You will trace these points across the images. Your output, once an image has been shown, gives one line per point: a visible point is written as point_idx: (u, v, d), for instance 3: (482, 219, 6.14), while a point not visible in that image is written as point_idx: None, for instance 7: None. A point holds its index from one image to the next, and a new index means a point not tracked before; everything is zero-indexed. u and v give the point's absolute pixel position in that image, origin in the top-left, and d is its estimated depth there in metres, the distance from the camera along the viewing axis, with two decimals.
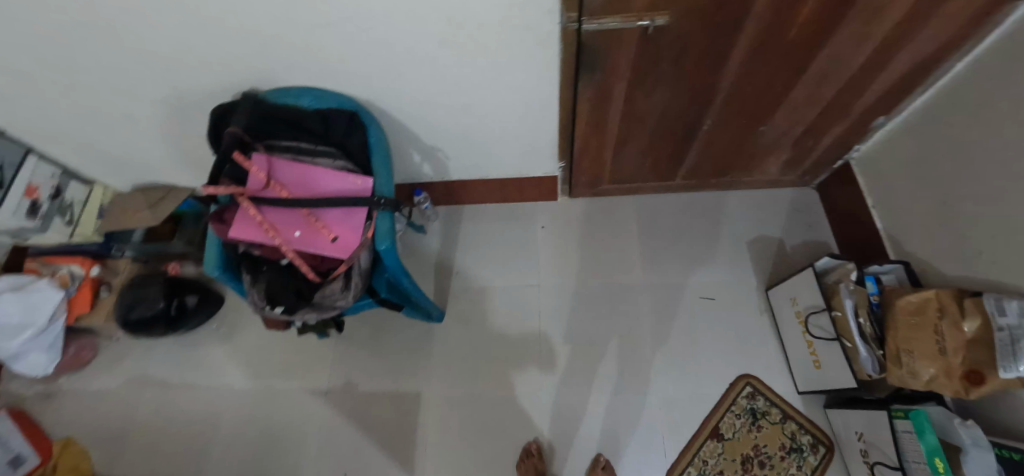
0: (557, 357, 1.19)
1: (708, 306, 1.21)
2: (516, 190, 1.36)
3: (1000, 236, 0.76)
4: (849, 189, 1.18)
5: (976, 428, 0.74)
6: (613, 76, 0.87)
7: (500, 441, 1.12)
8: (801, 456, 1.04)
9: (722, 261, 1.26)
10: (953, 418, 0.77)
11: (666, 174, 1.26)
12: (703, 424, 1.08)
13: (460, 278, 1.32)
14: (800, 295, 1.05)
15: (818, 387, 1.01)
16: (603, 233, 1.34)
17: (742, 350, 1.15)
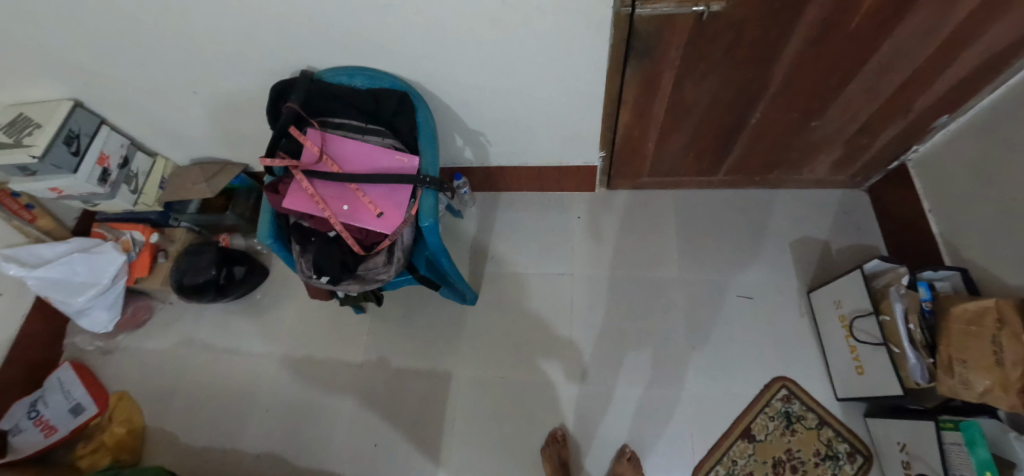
0: (588, 346, 1.19)
1: (745, 305, 1.19)
2: (554, 179, 1.37)
3: None
4: (904, 192, 1.13)
5: None
6: (662, 64, 0.86)
7: (528, 424, 1.13)
8: (837, 464, 1.01)
9: (762, 260, 1.23)
10: (1008, 432, 0.72)
11: (708, 169, 1.24)
12: (734, 424, 1.06)
13: (493, 263, 1.34)
14: (845, 298, 1.01)
15: (859, 394, 0.97)
16: (639, 226, 1.33)
17: (779, 352, 1.12)
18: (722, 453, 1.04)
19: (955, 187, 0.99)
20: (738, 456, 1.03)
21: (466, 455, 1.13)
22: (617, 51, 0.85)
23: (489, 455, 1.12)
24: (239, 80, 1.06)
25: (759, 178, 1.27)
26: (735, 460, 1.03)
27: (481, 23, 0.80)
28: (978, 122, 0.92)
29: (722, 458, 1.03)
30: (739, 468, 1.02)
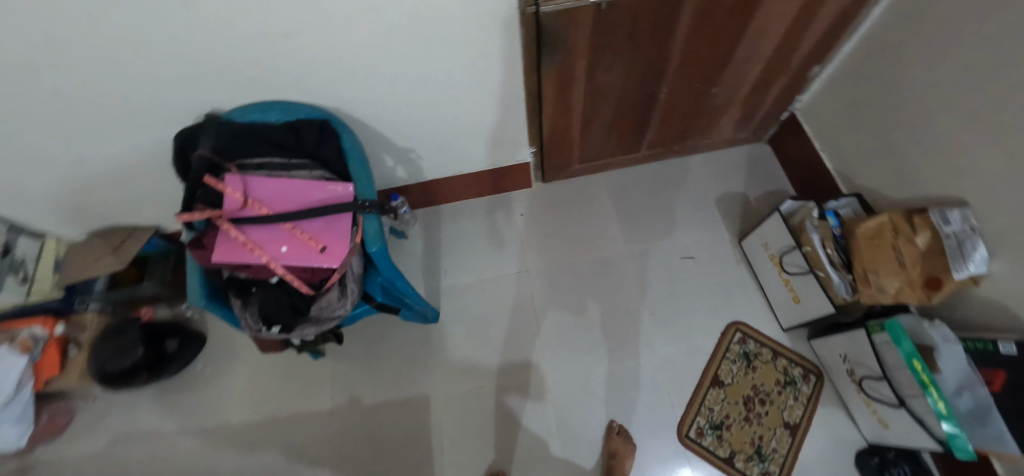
0: (557, 337, 1.22)
1: (689, 265, 1.27)
2: (492, 183, 1.38)
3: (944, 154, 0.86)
4: (796, 138, 1.28)
5: (943, 326, 0.83)
6: (573, 56, 0.90)
7: (515, 427, 1.13)
8: (796, 388, 1.11)
9: (696, 221, 1.33)
10: (923, 321, 0.85)
11: (633, 146, 1.32)
12: (703, 375, 1.13)
13: (449, 276, 1.33)
14: (770, 239, 1.12)
15: (799, 320, 1.09)
16: (581, 212, 1.38)
17: (727, 300, 1.22)
18: (699, 405, 1.10)
19: (838, 126, 1.13)
20: (713, 403, 1.10)
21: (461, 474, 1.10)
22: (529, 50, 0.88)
23: (484, 468, 1.11)
24: (131, 136, 0.96)
25: (678, 147, 1.38)
26: (711, 406, 1.10)
27: (389, 39, 0.79)
28: (843, 68, 1.07)
29: (701, 408, 1.10)
30: (716, 414, 1.09)
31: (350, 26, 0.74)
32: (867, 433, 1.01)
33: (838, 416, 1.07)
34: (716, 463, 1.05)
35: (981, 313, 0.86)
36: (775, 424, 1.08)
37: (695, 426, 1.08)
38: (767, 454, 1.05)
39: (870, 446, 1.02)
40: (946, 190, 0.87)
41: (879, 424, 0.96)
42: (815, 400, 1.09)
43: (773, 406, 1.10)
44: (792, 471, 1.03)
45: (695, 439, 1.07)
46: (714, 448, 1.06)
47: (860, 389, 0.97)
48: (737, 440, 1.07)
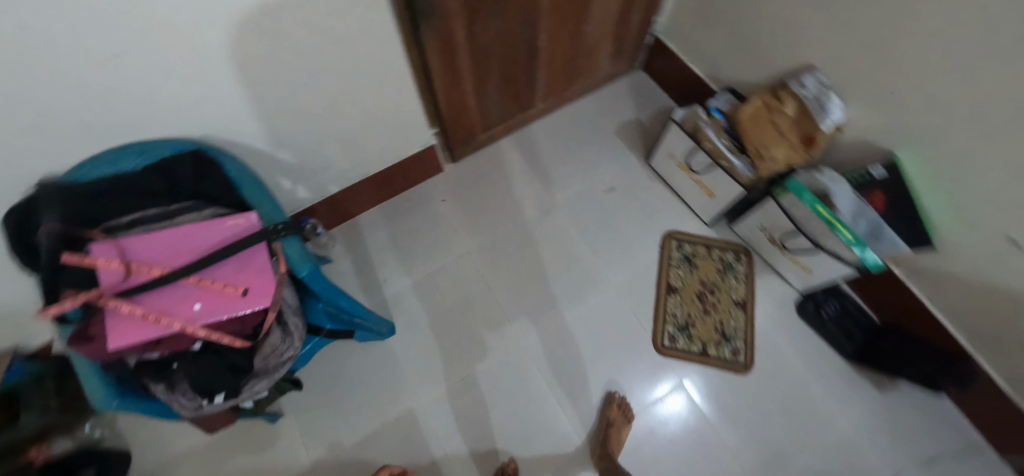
0: (520, 306, 1.18)
1: (615, 196, 1.28)
2: (398, 177, 1.26)
3: (793, 29, 0.99)
4: (664, 58, 1.38)
5: (831, 172, 0.99)
6: (449, 17, 0.87)
7: (512, 404, 1.10)
8: (733, 269, 1.21)
9: (608, 153, 1.34)
10: (814, 173, 1.00)
11: (528, 101, 1.30)
12: (657, 286, 1.19)
13: (388, 288, 1.21)
14: (674, 149, 1.20)
15: (718, 210, 1.19)
16: (498, 177, 1.32)
17: (658, 218, 1.26)
18: (664, 315, 1.16)
19: (699, 35, 1.24)
20: (675, 309, 1.17)
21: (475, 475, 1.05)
22: (404, 20, 0.84)
23: (495, 456, 1.06)
24: None
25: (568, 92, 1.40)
26: (673, 312, 1.16)
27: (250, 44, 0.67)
28: None
29: (666, 317, 1.16)
30: (680, 317, 1.16)
31: (202, 42, 0.63)
32: (798, 284, 1.16)
33: (773, 281, 1.20)
34: (695, 359, 1.12)
35: (853, 151, 1.03)
36: (729, 306, 1.17)
37: (667, 334, 1.14)
38: (731, 334, 1.15)
39: (803, 294, 1.17)
40: (801, 59, 1.02)
41: (803, 272, 1.11)
42: (750, 273, 1.21)
43: (722, 292, 1.18)
44: (753, 340, 1.14)
45: (672, 346, 1.13)
46: (689, 347, 1.13)
47: (779, 248, 1.11)
48: (704, 333, 1.14)
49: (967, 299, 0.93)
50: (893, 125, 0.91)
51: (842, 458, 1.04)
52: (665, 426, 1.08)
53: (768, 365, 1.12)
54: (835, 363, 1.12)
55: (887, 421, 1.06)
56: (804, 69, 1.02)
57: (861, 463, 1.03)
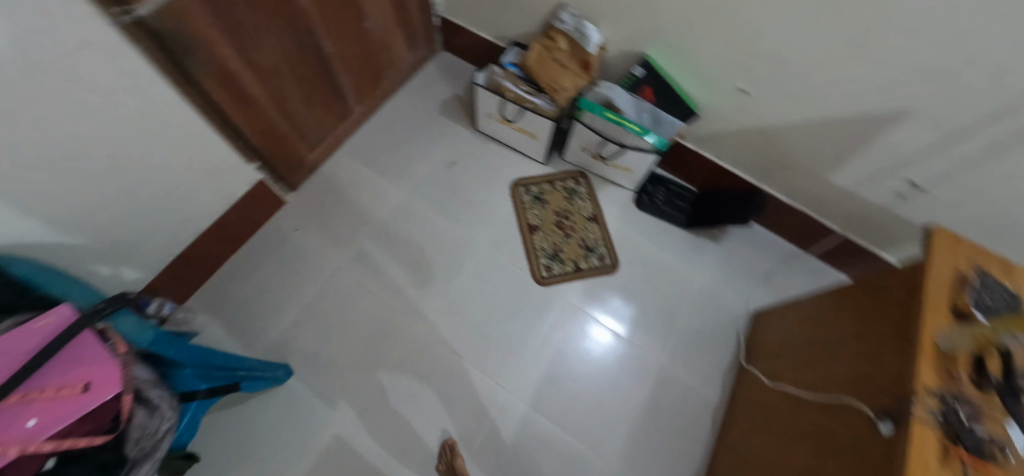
0: (405, 293, 1.25)
1: (457, 167, 1.41)
2: (240, 224, 1.23)
3: None
4: (456, 33, 1.49)
5: (608, 82, 1.17)
6: (215, 50, 0.88)
7: (430, 381, 1.17)
8: (577, 192, 1.38)
9: (439, 135, 1.45)
10: (596, 88, 1.19)
11: (343, 108, 1.34)
12: (520, 232, 1.32)
13: (273, 331, 1.20)
14: (490, 109, 1.33)
15: (545, 148, 1.36)
16: (345, 188, 1.36)
17: (502, 172, 1.41)
18: (534, 252, 1.30)
19: (470, 5, 1.36)
20: (541, 244, 1.31)
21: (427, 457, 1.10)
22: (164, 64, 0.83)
23: (435, 430, 1.13)
24: None
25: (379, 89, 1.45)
26: (541, 247, 1.30)
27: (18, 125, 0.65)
28: None
29: (536, 254, 1.30)
30: (547, 249, 1.30)
31: None
32: (629, 184, 1.37)
33: (612, 189, 1.40)
34: (572, 277, 1.28)
35: (622, 60, 1.22)
36: (584, 223, 1.34)
37: (542, 266, 1.28)
38: (595, 245, 1.32)
39: (638, 192, 1.40)
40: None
41: (625, 173, 1.33)
42: (591, 190, 1.39)
43: (575, 215, 1.35)
44: (612, 241, 1.33)
45: (550, 274, 1.28)
46: (563, 269, 1.28)
47: (599, 161, 1.32)
48: (572, 253, 1.30)
49: (737, 147, 1.23)
50: (641, 28, 1.10)
51: (708, 302, 1.29)
52: (568, 343, 1.23)
53: (630, 258, 1.32)
54: (678, 235, 1.36)
55: (727, 262, 1.33)
56: (560, 7, 1.19)
57: (721, 300, 1.29)
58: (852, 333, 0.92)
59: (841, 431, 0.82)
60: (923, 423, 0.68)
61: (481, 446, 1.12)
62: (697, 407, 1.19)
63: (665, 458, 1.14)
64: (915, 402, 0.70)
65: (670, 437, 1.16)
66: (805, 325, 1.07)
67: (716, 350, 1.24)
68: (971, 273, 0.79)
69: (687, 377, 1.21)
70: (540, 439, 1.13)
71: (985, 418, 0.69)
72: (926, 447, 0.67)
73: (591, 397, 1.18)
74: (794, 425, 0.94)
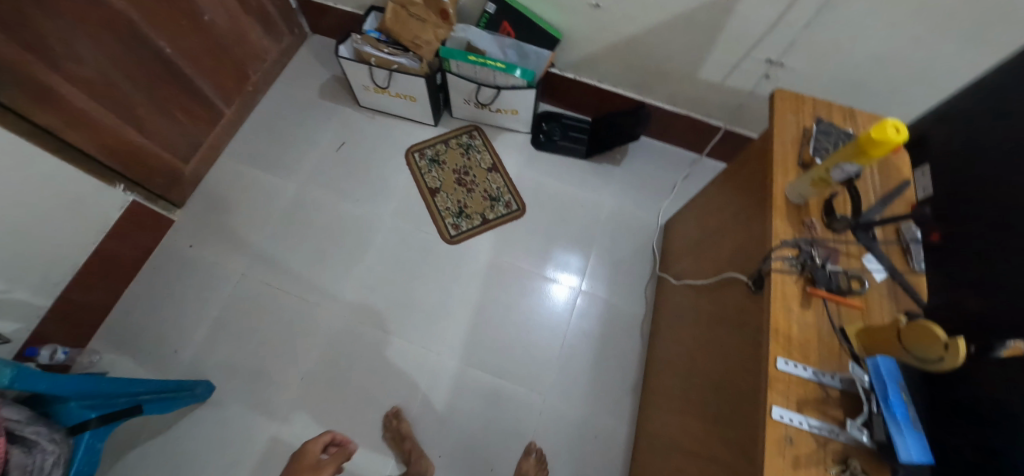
0: (313, 277, 1.26)
1: (348, 147, 1.43)
2: (126, 249, 1.20)
3: None
4: (318, 13, 1.52)
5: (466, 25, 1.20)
6: (24, 67, 0.83)
7: (357, 355, 1.18)
8: (472, 147, 1.43)
9: (325, 120, 1.47)
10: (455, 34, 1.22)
11: (210, 107, 1.32)
12: (422, 195, 1.35)
13: (186, 349, 1.17)
14: (364, 81, 1.34)
15: (430, 110, 1.39)
16: (236, 190, 1.37)
17: (394, 142, 1.44)
18: (439, 213, 1.33)
19: None
20: (445, 203, 1.34)
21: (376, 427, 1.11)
22: None
23: (374, 400, 1.14)
24: None
25: (245, 85, 1.43)
26: (446, 207, 1.34)
27: None
28: None
29: (442, 214, 1.33)
30: (451, 206, 1.34)
31: None
32: (521, 126, 1.43)
33: (508, 136, 1.46)
34: (481, 227, 1.32)
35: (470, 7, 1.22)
36: (485, 175, 1.39)
37: (450, 225, 1.32)
38: (499, 194, 1.36)
39: (532, 133, 1.46)
40: None
41: (513, 115, 1.37)
42: (486, 142, 1.44)
43: (475, 169, 1.39)
44: (515, 188, 1.38)
45: (458, 232, 1.31)
46: (471, 225, 1.32)
47: (486, 110, 1.36)
48: (478, 207, 1.34)
49: (612, 66, 1.26)
50: None
51: (617, 225, 1.37)
52: (486, 292, 1.26)
53: (534, 198, 1.38)
54: (578, 166, 1.43)
55: (625, 183, 1.41)
56: None
57: (626, 217, 1.38)
58: (730, 212, 0.95)
59: (728, 303, 0.85)
60: (782, 274, 0.71)
61: (419, 409, 1.13)
62: (620, 320, 1.26)
63: (596, 372, 1.21)
64: (774, 255, 0.72)
65: (598, 355, 1.22)
66: (697, 221, 1.13)
67: (628, 265, 1.32)
68: (812, 124, 0.81)
69: (605, 295, 1.29)
70: (474, 388, 1.16)
71: (836, 255, 0.73)
72: (787, 294, 0.69)
73: (517, 335, 1.23)
74: (698, 312, 0.98)
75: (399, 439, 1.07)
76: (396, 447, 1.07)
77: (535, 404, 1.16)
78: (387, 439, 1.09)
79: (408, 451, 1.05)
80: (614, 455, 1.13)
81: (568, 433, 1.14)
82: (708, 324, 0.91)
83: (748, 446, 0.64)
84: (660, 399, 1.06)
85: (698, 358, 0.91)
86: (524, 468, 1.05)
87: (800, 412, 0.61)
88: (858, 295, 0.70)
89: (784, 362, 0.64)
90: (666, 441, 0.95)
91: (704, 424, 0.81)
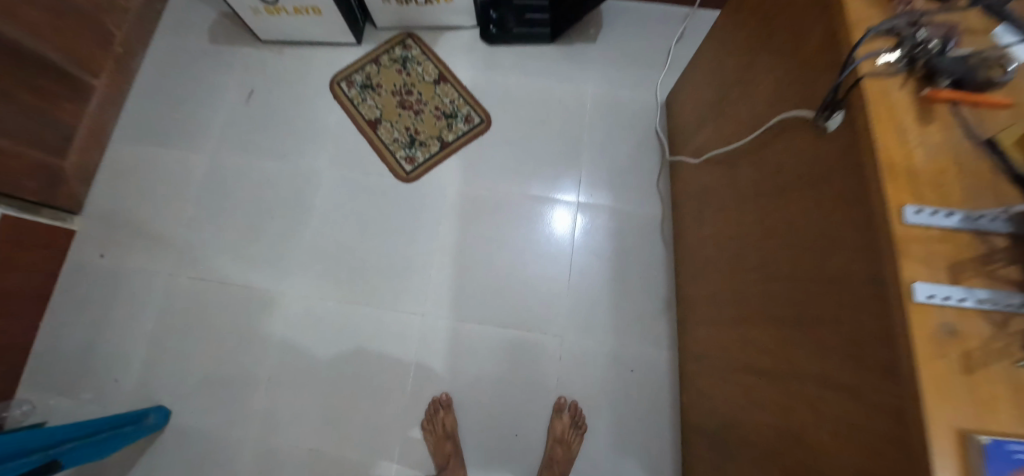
0: (257, 259, 1.04)
1: (260, 95, 1.14)
2: (24, 277, 0.97)
3: None
4: None
5: None
6: None
7: (330, 337, 0.98)
8: (410, 58, 1.13)
9: (224, 68, 1.17)
10: None
11: (73, 83, 1.02)
12: (361, 131, 1.09)
13: (132, 374, 0.98)
14: (250, 1, 1.02)
15: (346, 25, 1.08)
16: (139, 178, 1.11)
17: (314, 76, 1.14)
18: (387, 148, 1.07)
19: None
20: (391, 134, 1.08)
21: (415, 429, 0.92)
22: None
23: (361, 383, 0.95)
24: None
25: (111, 44, 1.10)
26: (393, 138, 1.07)
27: None
28: None
29: (390, 147, 1.07)
30: (400, 136, 1.07)
31: None
32: (464, 19, 1.12)
33: (450, 36, 1.16)
34: (441, 154, 1.06)
35: None
36: (432, 90, 1.11)
37: (402, 160, 1.06)
38: (454, 109, 1.09)
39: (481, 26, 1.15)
40: None
41: (449, 5, 1.06)
42: (426, 49, 1.14)
43: (418, 85, 1.11)
44: (473, 97, 1.10)
45: (414, 166, 1.06)
46: (428, 154, 1.06)
47: (411, 5, 1.05)
48: (431, 130, 1.08)
49: None
50: None
51: (608, 115, 1.09)
52: (463, 231, 1.03)
53: (500, 104, 1.10)
54: (545, 55, 1.14)
55: (608, 63, 1.13)
56: None
57: (619, 104, 1.10)
58: (757, 39, 0.67)
59: (780, 159, 0.59)
60: (881, 79, 0.43)
61: (454, 400, 0.93)
62: (633, 229, 1.02)
63: (616, 296, 0.99)
64: (860, 54, 0.44)
65: (615, 274, 1.00)
66: (710, 77, 0.86)
67: (630, 161, 1.06)
68: None
69: (609, 203, 1.04)
70: (474, 345, 0.96)
71: (958, 34, 0.45)
72: (895, 108, 0.43)
73: (513, 274, 1.00)
74: (735, 187, 0.72)
75: (440, 439, 0.88)
76: (435, 450, 0.88)
77: (553, 349, 0.96)
78: (426, 437, 0.90)
79: (450, 454, 0.87)
80: (658, 386, 0.93)
81: (599, 372, 0.94)
82: (752, 198, 0.66)
83: (877, 349, 0.40)
84: (701, 309, 0.84)
85: (747, 246, 0.67)
86: (558, 430, 0.88)
87: (958, 285, 0.37)
88: (1002, 88, 0.44)
89: (915, 211, 0.39)
90: (718, 357, 0.75)
91: (780, 330, 0.57)
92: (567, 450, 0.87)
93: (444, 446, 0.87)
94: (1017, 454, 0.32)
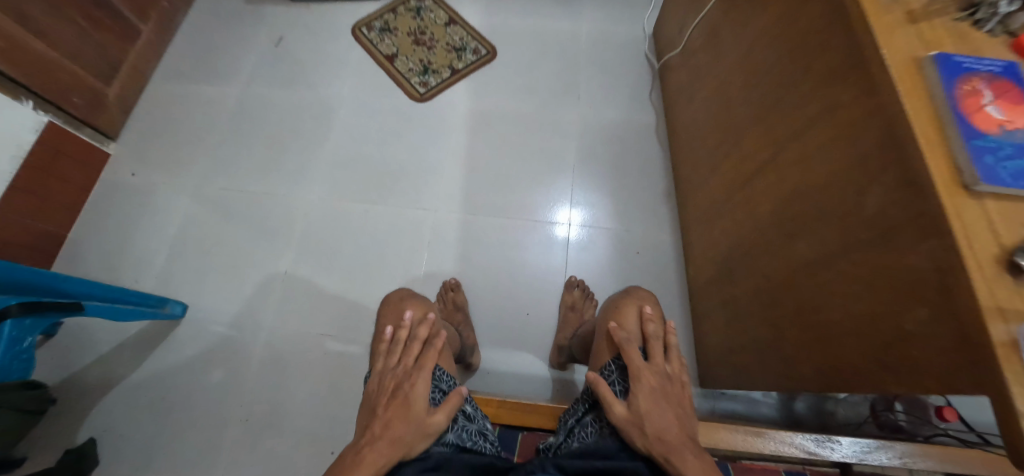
0: (279, 172, 1.11)
1: (287, 42, 1.27)
2: (64, 186, 1.03)
3: None
4: None
5: None
6: None
7: (345, 234, 1.03)
8: (422, 7, 1.27)
9: (256, 23, 1.31)
10: None
11: (123, 23, 1.14)
12: (379, 65, 1.20)
13: (152, 275, 1.01)
14: None
15: None
16: (172, 110, 1.20)
17: (338, 25, 1.28)
18: (402, 76, 1.18)
19: None
20: (405, 66, 1.19)
21: None
22: None
23: (375, 273, 0.99)
24: None
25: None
26: (408, 68, 1.19)
27: None
28: None
29: (405, 75, 1.18)
30: (414, 67, 1.19)
31: None
32: None
33: None
34: (451, 79, 1.17)
35: None
36: (443, 31, 1.23)
37: (417, 84, 1.17)
38: (463, 44, 1.21)
39: None
40: None
41: None
42: None
43: (430, 27, 1.24)
44: (480, 35, 1.23)
45: (426, 89, 1.16)
46: (439, 79, 1.17)
47: None
48: (442, 61, 1.19)
49: None
50: None
51: (601, 46, 1.21)
52: (472, 140, 1.10)
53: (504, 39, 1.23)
54: (542, 3, 1.28)
55: (599, 7, 1.27)
56: None
57: (610, 37, 1.22)
58: None
59: None
60: None
61: (463, 284, 0.95)
62: (630, 133, 1.10)
63: (618, 190, 1.04)
64: None
65: (614, 171, 1.06)
66: None
67: (623, 81, 1.17)
68: None
69: (606, 114, 1.13)
70: (484, 236, 1.00)
71: None
72: None
73: (518, 175, 1.06)
74: (716, 48, 0.81)
75: (450, 312, 0.89)
76: None
77: (560, 237, 0.99)
78: None
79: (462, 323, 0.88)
80: (664, 265, 0.96)
81: (605, 255, 0.97)
82: (732, 39, 0.75)
83: (847, 52, 0.47)
84: (698, 176, 0.89)
85: (731, 82, 0.74)
86: (569, 300, 0.89)
87: None
88: None
89: None
90: (717, 200, 0.80)
91: (767, 122, 0.63)
92: (579, 317, 0.88)
93: (454, 316, 0.88)
94: (963, 64, 0.38)
